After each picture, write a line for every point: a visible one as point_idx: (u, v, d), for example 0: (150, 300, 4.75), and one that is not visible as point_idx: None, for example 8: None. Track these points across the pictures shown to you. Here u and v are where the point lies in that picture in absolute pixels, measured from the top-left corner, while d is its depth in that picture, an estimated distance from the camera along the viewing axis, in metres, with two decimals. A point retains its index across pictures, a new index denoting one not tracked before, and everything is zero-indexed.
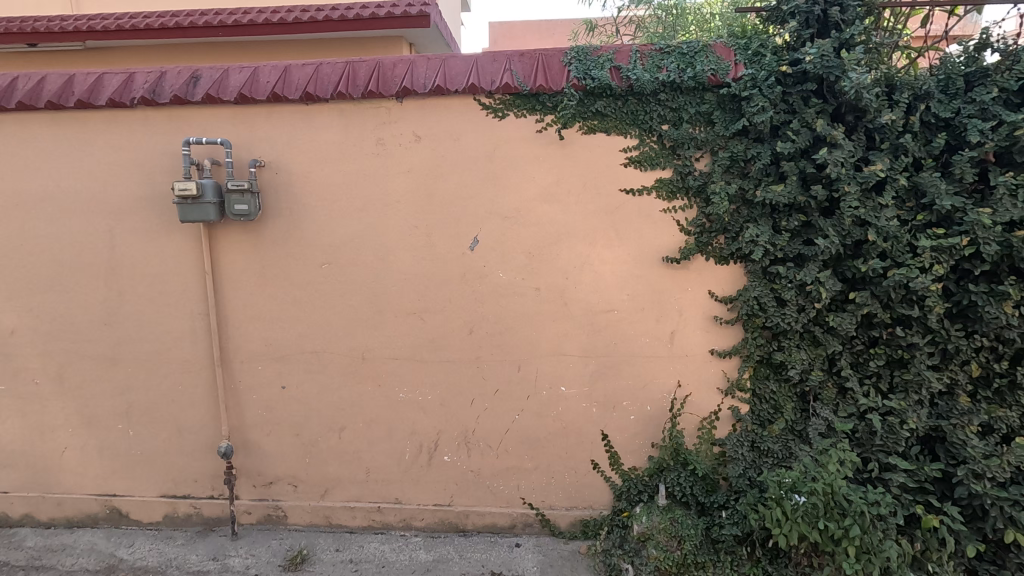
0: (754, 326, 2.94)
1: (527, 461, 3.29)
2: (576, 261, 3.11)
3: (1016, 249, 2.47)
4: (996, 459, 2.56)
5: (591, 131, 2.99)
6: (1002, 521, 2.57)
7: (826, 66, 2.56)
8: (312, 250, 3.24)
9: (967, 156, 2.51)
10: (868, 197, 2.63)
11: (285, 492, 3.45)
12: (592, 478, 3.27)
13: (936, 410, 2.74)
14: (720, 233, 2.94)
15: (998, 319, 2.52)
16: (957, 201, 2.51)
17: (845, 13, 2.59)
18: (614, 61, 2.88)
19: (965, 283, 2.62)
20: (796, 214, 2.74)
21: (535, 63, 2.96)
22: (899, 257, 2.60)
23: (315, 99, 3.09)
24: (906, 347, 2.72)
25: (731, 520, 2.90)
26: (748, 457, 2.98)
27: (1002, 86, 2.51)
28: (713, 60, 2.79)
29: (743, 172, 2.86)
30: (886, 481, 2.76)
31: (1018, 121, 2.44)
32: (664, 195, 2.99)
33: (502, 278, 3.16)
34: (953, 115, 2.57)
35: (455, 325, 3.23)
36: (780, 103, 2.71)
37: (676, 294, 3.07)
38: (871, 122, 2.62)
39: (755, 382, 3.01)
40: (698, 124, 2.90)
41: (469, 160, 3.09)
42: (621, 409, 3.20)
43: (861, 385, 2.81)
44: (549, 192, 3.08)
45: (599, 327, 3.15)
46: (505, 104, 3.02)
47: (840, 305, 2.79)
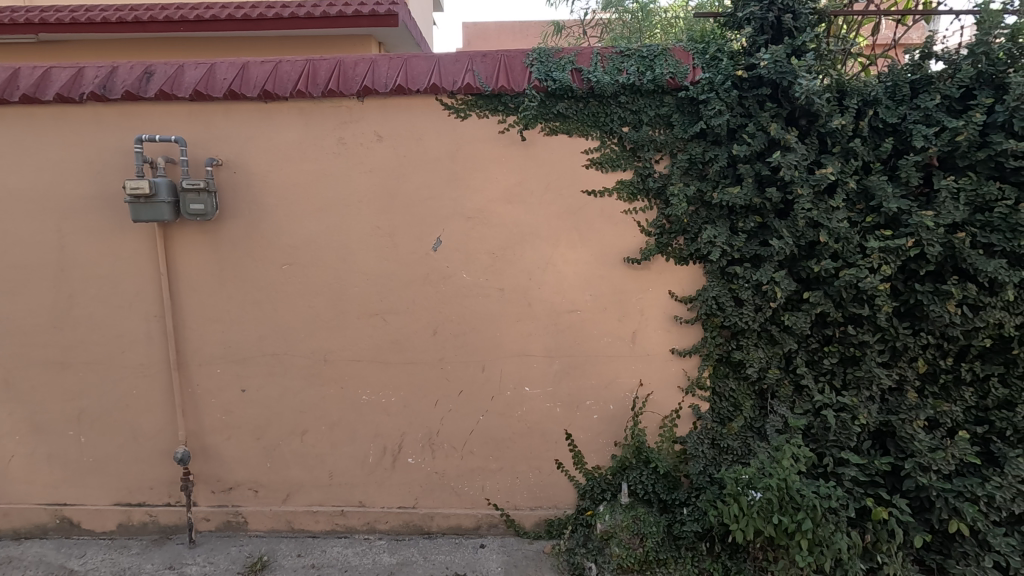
0: (713, 325, 3.00)
1: (491, 461, 3.29)
2: (539, 261, 3.13)
3: (958, 250, 2.57)
4: (941, 452, 2.66)
5: (553, 133, 3.01)
6: (946, 511, 2.67)
7: (780, 72, 2.62)
8: (272, 251, 3.18)
9: (912, 161, 2.60)
10: (821, 199, 2.70)
11: (245, 497, 3.38)
12: (557, 477, 3.28)
13: (886, 406, 2.82)
14: (679, 234, 2.98)
15: (942, 317, 2.61)
16: (904, 204, 2.59)
17: (797, 20, 2.67)
18: (575, 63, 2.90)
19: (912, 282, 2.71)
20: (752, 215, 2.80)
21: (497, 65, 2.96)
22: (850, 257, 2.68)
23: (274, 97, 3.04)
24: (858, 345, 2.80)
25: (692, 517, 2.94)
26: (708, 454, 3.05)
27: (945, 94, 2.60)
28: (672, 63, 2.83)
29: (702, 173, 2.91)
30: (839, 475, 2.83)
31: (959, 127, 2.53)
32: (625, 197, 3.03)
33: (466, 279, 3.16)
34: (900, 120, 2.66)
35: (419, 326, 3.21)
36: (736, 106, 2.77)
37: (638, 295, 3.11)
38: (823, 126, 2.69)
39: (715, 381, 3.06)
40: (658, 127, 2.94)
41: (433, 160, 3.08)
42: (585, 409, 3.22)
43: (816, 382, 2.88)
44: (512, 193, 3.09)
45: (562, 327, 3.17)
46: (468, 105, 3.02)
47: (795, 304, 2.86)
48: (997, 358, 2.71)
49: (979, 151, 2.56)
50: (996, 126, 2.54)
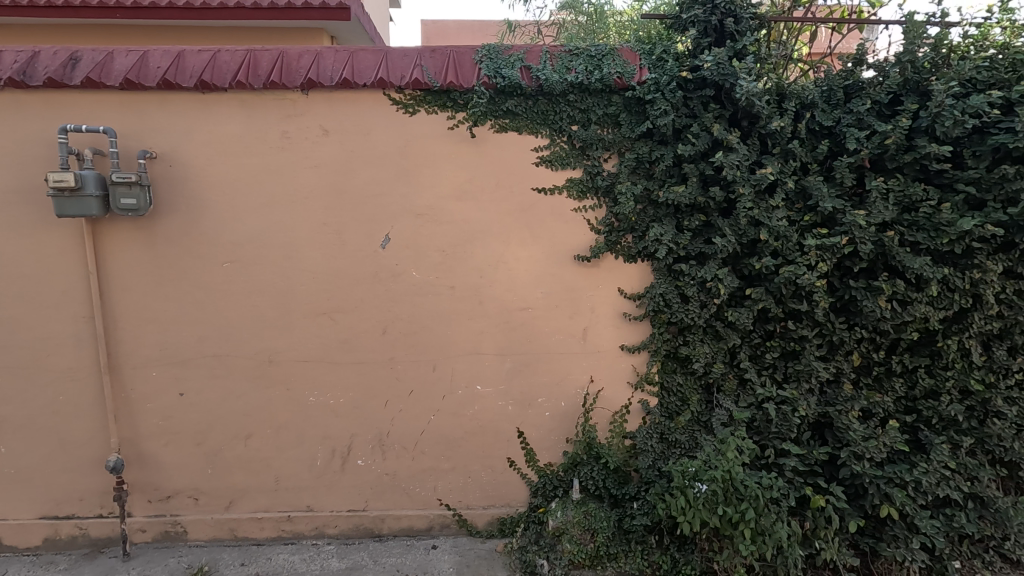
0: (660, 322, 3.05)
1: (443, 461, 3.26)
2: (490, 259, 3.12)
3: (888, 248, 2.69)
4: (874, 441, 2.78)
5: (503, 130, 3.01)
6: (878, 497, 2.80)
7: (722, 74, 2.68)
8: (212, 248, 3.06)
9: (846, 162, 2.71)
10: (762, 198, 2.78)
11: (185, 505, 3.24)
12: (509, 475, 3.28)
13: (825, 398, 2.93)
14: (627, 233, 3.03)
15: (874, 312, 2.73)
16: (838, 203, 2.69)
17: (739, 24, 2.74)
18: (524, 61, 2.90)
19: (847, 279, 2.82)
20: (697, 214, 2.87)
21: (446, 60, 2.94)
22: (789, 255, 2.76)
23: (212, 87, 2.92)
24: (798, 340, 2.90)
25: (641, 511, 2.99)
26: (657, 448, 3.10)
27: (875, 99, 2.72)
28: (620, 63, 2.86)
29: (649, 173, 2.96)
30: (780, 466, 2.93)
31: (888, 130, 2.65)
32: (575, 195, 3.05)
33: (417, 277, 3.12)
34: (835, 124, 2.76)
35: (368, 326, 3.15)
36: (682, 107, 2.83)
37: (588, 292, 3.14)
38: (764, 128, 2.77)
39: (663, 376, 3.11)
40: (606, 126, 2.98)
41: (381, 156, 3.03)
42: (537, 406, 3.23)
43: (758, 376, 2.97)
44: (461, 190, 3.06)
45: (514, 324, 3.17)
46: (417, 100, 2.98)
47: (739, 300, 2.94)
48: (924, 350, 2.85)
49: (906, 153, 2.68)
50: (922, 130, 2.67)
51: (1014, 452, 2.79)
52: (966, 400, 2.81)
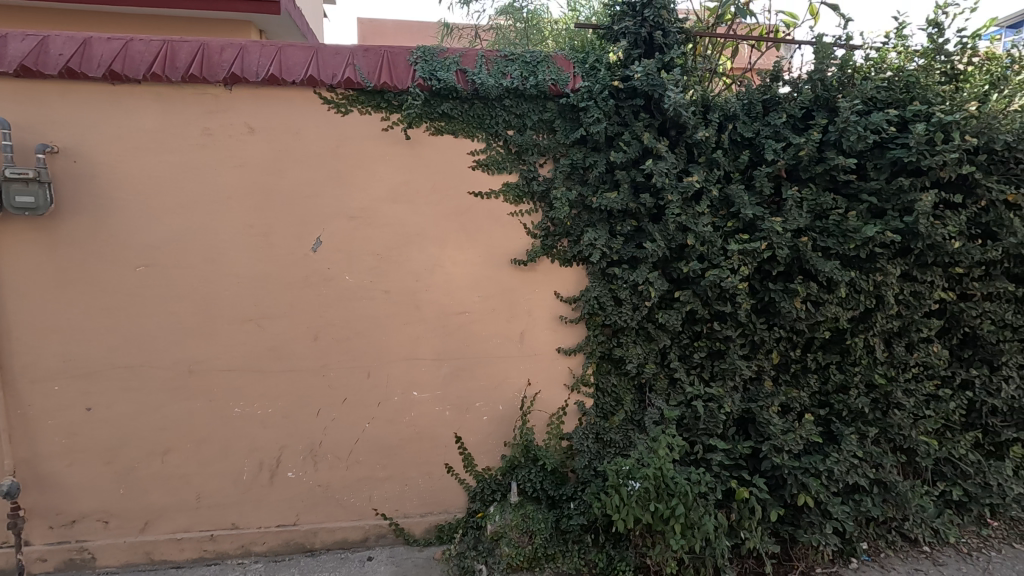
0: (595, 324, 3.12)
1: (379, 470, 3.18)
2: (426, 263, 3.08)
3: (802, 253, 2.87)
4: (792, 434, 2.95)
5: (438, 133, 2.99)
6: (796, 487, 2.96)
7: (651, 84, 2.77)
8: (124, 251, 2.84)
9: (764, 172, 2.87)
10: (688, 205, 2.89)
11: (93, 530, 2.99)
12: (447, 481, 3.24)
13: (748, 395, 3.08)
14: (563, 237, 3.08)
15: (791, 313, 2.90)
16: (758, 210, 2.84)
17: (666, 37, 2.85)
18: (459, 64, 2.88)
19: (766, 282, 2.99)
20: (629, 219, 2.96)
21: (380, 59, 2.87)
22: (714, 259, 2.89)
23: (123, 79, 2.72)
24: (723, 339, 3.04)
25: (578, 510, 3.03)
26: (593, 448, 3.16)
27: (790, 113, 2.90)
28: (554, 70, 2.91)
29: (583, 178, 3.02)
30: (708, 461, 3.06)
31: (802, 143, 2.82)
32: (511, 199, 3.07)
33: (350, 281, 3.03)
34: (755, 135, 2.92)
35: (298, 332, 3.03)
36: (613, 115, 2.91)
37: (525, 295, 3.16)
38: (690, 137, 2.89)
39: (598, 377, 3.18)
40: (541, 131, 3.01)
41: (312, 156, 2.93)
42: (475, 411, 3.21)
43: (687, 375, 3.09)
44: (396, 192, 3.01)
45: (451, 329, 3.14)
46: (349, 100, 2.91)
47: (668, 303, 3.05)
48: (835, 348, 3.06)
49: (818, 165, 2.87)
50: (831, 144, 2.87)
51: (912, 439, 3.04)
52: (871, 394, 3.05)
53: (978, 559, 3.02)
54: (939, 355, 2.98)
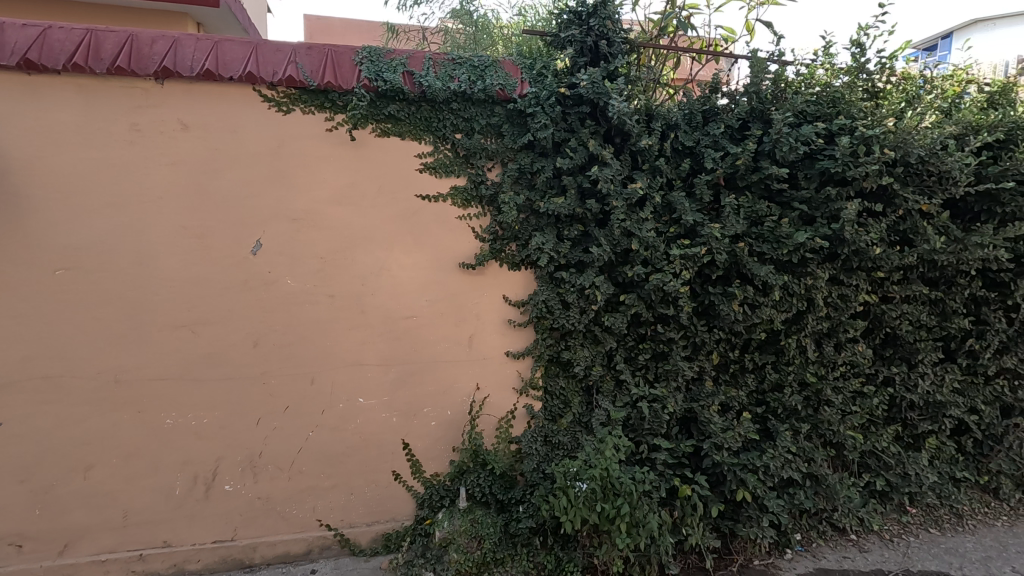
0: (543, 327, 3.14)
1: (323, 479, 3.09)
2: (372, 266, 3.02)
3: (739, 258, 2.99)
4: (731, 432, 3.06)
5: (385, 135, 2.96)
6: (735, 482, 3.08)
7: (597, 92, 2.83)
8: (42, 253, 2.66)
9: (704, 180, 2.98)
10: (633, 211, 2.96)
11: (5, 555, 2.77)
12: (395, 488, 3.18)
13: (690, 395, 3.18)
14: (511, 241, 3.09)
15: (730, 315, 3.01)
16: (699, 217, 2.94)
17: (611, 47, 2.92)
18: (406, 66, 2.85)
19: (707, 285, 3.10)
20: (576, 224, 3.00)
21: (324, 58, 2.80)
22: (657, 263, 2.97)
23: (41, 69, 2.56)
24: (666, 341, 3.13)
25: (527, 513, 3.03)
26: (541, 451, 3.16)
27: (727, 124, 3.03)
28: (502, 75, 2.92)
29: (531, 183, 3.04)
30: (653, 460, 3.13)
31: (738, 152, 2.95)
32: (460, 203, 3.05)
33: (292, 285, 2.94)
34: (695, 144, 3.03)
35: (236, 338, 2.91)
36: (560, 121, 2.95)
37: (474, 299, 3.15)
38: (634, 145, 2.96)
39: (546, 380, 3.21)
40: (489, 135, 3.02)
41: (252, 156, 2.83)
42: (423, 416, 3.17)
43: (633, 377, 3.15)
44: (341, 194, 2.95)
45: (398, 333, 3.09)
46: (292, 99, 2.84)
47: (614, 306, 3.11)
48: (770, 348, 3.21)
49: (753, 174, 3.01)
50: (765, 154, 3.01)
51: (841, 434, 3.22)
52: (803, 391, 3.20)
53: (898, 544, 3.23)
54: (864, 354, 3.16)
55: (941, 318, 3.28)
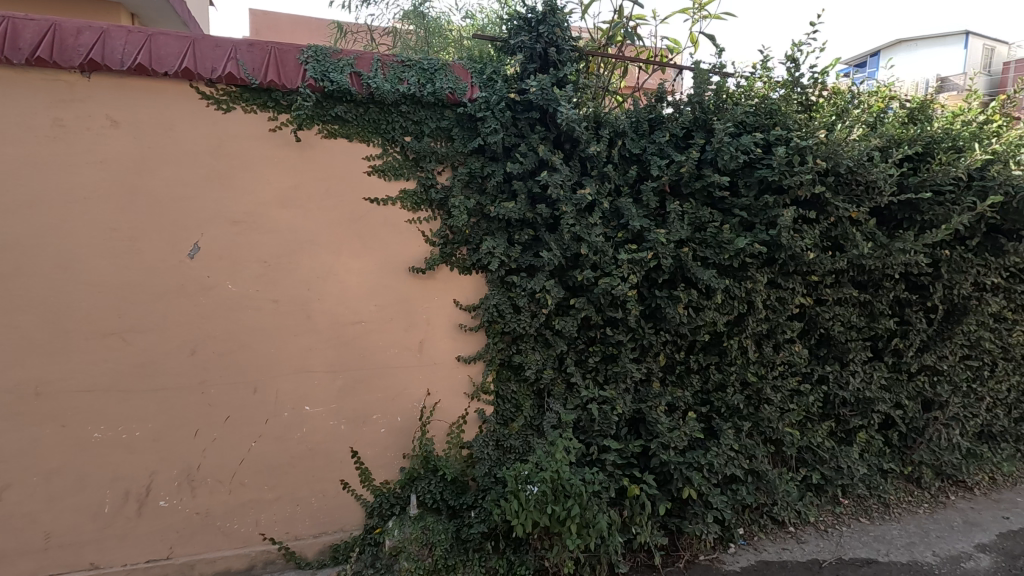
0: (494, 331, 3.14)
1: (266, 491, 2.98)
2: (319, 270, 2.95)
3: (684, 262, 3.08)
4: (677, 431, 3.14)
5: (332, 136, 2.90)
6: (682, 480, 3.16)
7: (546, 99, 2.86)
8: None
9: (650, 187, 3.06)
10: (582, 216, 3.00)
11: None
12: (342, 498, 3.10)
13: (639, 396, 3.24)
14: (462, 245, 3.07)
15: (675, 317, 3.09)
16: (645, 222, 3.01)
17: (560, 54, 2.96)
18: (354, 66, 2.80)
19: (653, 289, 3.17)
20: (526, 228, 3.02)
21: (266, 56, 2.71)
22: (606, 267, 3.01)
23: None
24: (615, 344, 3.18)
25: (479, 518, 3.00)
26: (493, 455, 3.15)
27: (672, 133, 3.12)
28: (451, 79, 2.91)
29: (481, 188, 3.04)
30: (603, 461, 3.17)
31: (682, 160, 3.04)
32: (409, 206, 3.02)
33: (233, 289, 2.83)
34: (642, 152, 3.11)
35: (171, 346, 2.77)
36: (510, 126, 2.96)
37: (424, 304, 3.12)
38: (583, 151, 3.01)
39: (498, 385, 3.21)
40: (439, 139, 3.01)
41: (189, 155, 2.73)
42: (371, 423, 3.11)
43: (583, 379, 3.18)
44: (285, 196, 2.87)
45: (346, 339, 3.03)
46: (232, 96, 2.75)
47: (564, 309, 3.13)
48: (713, 350, 3.32)
49: (696, 181, 3.11)
50: (708, 162, 3.11)
51: (779, 431, 3.36)
52: (745, 391, 3.33)
53: (832, 534, 3.40)
54: (800, 354, 3.32)
55: (869, 319, 3.48)
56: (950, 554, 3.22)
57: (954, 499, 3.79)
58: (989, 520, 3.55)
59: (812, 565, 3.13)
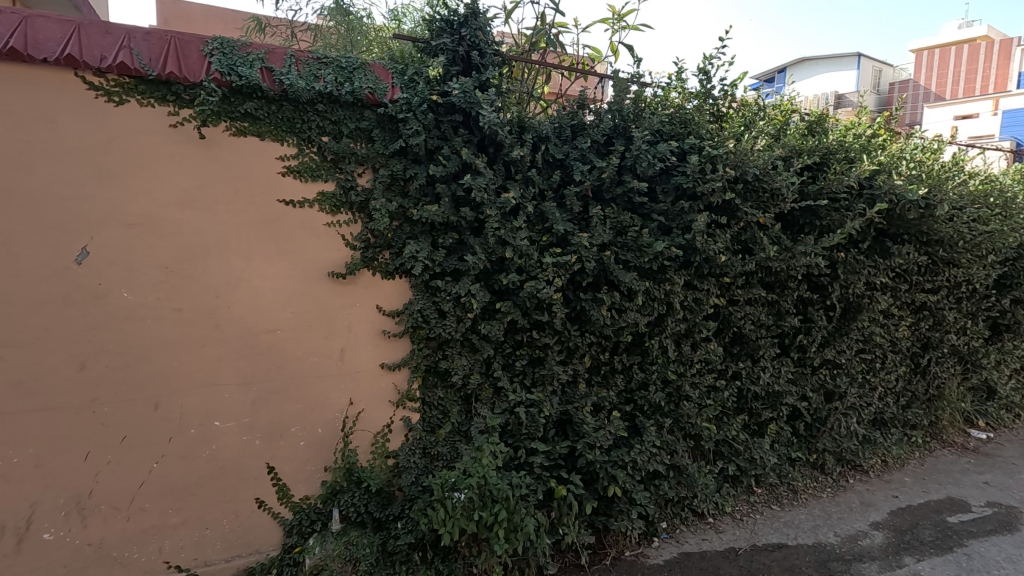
0: (419, 337, 3.07)
1: (171, 515, 2.76)
2: (228, 276, 2.78)
3: (606, 266, 3.13)
4: (602, 431, 3.18)
5: (241, 133, 2.75)
6: (607, 479, 3.20)
7: (468, 102, 2.84)
8: None
9: (573, 192, 3.10)
10: (506, 220, 2.99)
11: None
12: (258, 517, 2.92)
13: (565, 398, 3.25)
14: (384, 249, 2.99)
15: (599, 319, 3.13)
16: (569, 226, 3.04)
17: (482, 58, 2.96)
18: (265, 61, 2.67)
19: (578, 292, 3.19)
20: (450, 232, 2.98)
21: (165, 45, 2.54)
22: (531, 271, 3.00)
23: None
24: (541, 347, 3.17)
25: (405, 529, 2.88)
26: (420, 464, 3.08)
27: (593, 139, 3.18)
28: (371, 79, 2.83)
29: (403, 190, 2.98)
30: (530, 464, 3.15)
31: (603, 166, 3.11)
32: (328, 209, 2.91)
33: (129, 297, 2.62)
34: (565, 157, 3.14)
35: (55, 361, 2.51)
36: (433, 129, 2.93)
37: (344, 311, 3.01)
38: (507, 155, 3.00)
39: (424, 391, 3.12)
40: (359, 140, 2.92)
41: (76, 152, 2.50)
42: (289, 437, 2.96)
43: (510, 383, 3.16)
44: (188, 197, 2.69)
45: (259, 349, 2.86)
46: (125, 88, 2.56)
47: (491, 313, 3.10)
48: (636, 350, 3.39)
49: (617, 187, 3.19)
50: (628, 168, 3.20)
51: (697, 426, 3.50)
52: (666, 389, 3.44)
53: (747, 522, 3.59)
54: (715, 352, 3.48)
55: (777, 318, 3.71)
56: (849, 534, 3.48)
57: (853, 482, 4.11)
58: (882, 500, 3.87)
59: (729, 553, 3.28)
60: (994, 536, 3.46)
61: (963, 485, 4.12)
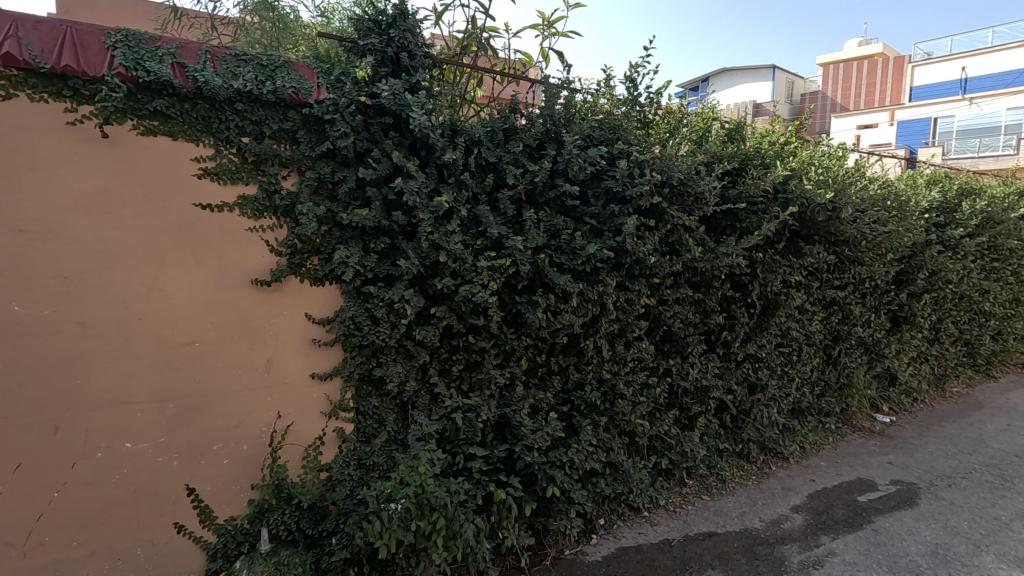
0: (352, 345, 2.97)
1: (76, 548, 2.53)
2: (138, 286, 2.59)
3: (541, 268, 3.15)
4: (540, 432, 3.20)
5: (150, 133, 2.57)
6: (546, 479, 3.23)
7: (398, 104, 2.78)
8: None
9: (507, 196, 3.10)
10: (440, 224, 2.94)
11: None
12: (176, 544, 2.73)
13: (503, 401, 3.24)
14: (312, 254, 2.87)
15: (536, 321, 3.14)
16: (503, 230, 3.02)
17: (412, 60, 2.92)
18: (176, 56, 2.52)
19: (514, 294, 3.18)
20: (382, 237, 2.91)
21: (59, 36, 2.36)
22: (466, 275, 2.97)
23: None
24: (478, 351, 3.14)
25: (340, 545, 2.77)
26: (355, 476, 2.96)
27: (525, 143, 3.21)
28: (295, 78, 2.72)
29: (332, 194, 2.87)
30: (469, 469, 3.12)
31: (536, 170, 3.13)
32: (249, 213, 2.76)
33: (21, 312, 2.39)
34: (497, 160, 3.14)
35: None
36: (361, 131, 2.84)
37: (270, 320, 2.86)
38: (439, 159, 2.96)
39: (358, 401, 3.01)
40: (282, 141, 2.80)
41: None
42: (211, 455, 2.78)
43: (448, 389, 3.11)
44: (91, 201, 2.49)
45: (175, 363, 2.68)
46: (12, 81, 2.34)
47: (426, 319, 3.05)
48: (572, 350, 3.44)
49: (550, 191, 3.22)
50: (560, 172, 3.24)
51: (632, 423, 3.60)
52: (601, 388, 3.51)
53: (680, 514, 3.73)
54: (646, 350, 3.59)
55: (703, 316, 3.87)
56: (772, 518, 3.69)
57: (775, 469, 4.36)
58: (801, 484, 4.14)
59: (663, 545, 3.39)
60: (896, 511, 3.77)
61: (871, 466, 4.47)
